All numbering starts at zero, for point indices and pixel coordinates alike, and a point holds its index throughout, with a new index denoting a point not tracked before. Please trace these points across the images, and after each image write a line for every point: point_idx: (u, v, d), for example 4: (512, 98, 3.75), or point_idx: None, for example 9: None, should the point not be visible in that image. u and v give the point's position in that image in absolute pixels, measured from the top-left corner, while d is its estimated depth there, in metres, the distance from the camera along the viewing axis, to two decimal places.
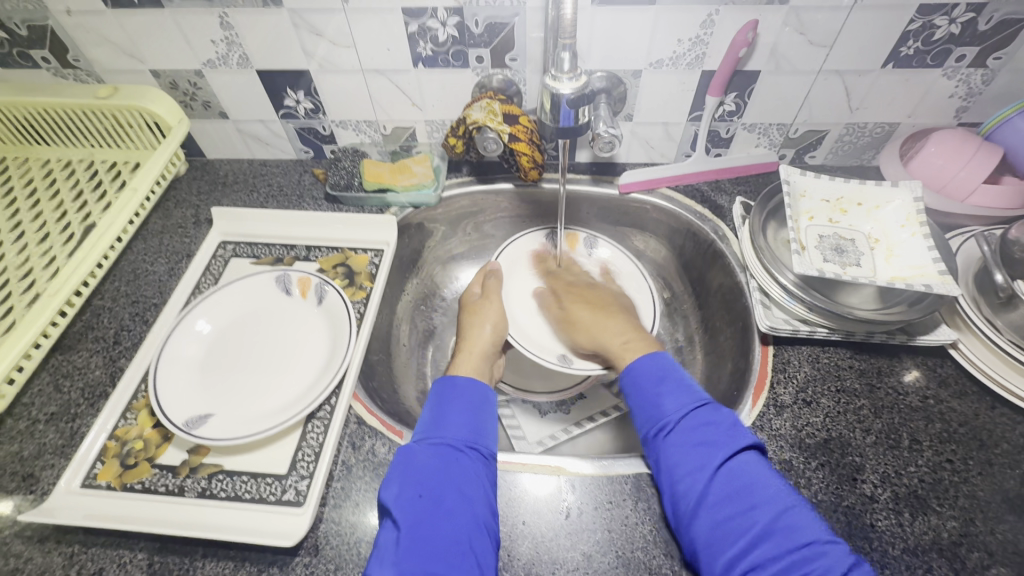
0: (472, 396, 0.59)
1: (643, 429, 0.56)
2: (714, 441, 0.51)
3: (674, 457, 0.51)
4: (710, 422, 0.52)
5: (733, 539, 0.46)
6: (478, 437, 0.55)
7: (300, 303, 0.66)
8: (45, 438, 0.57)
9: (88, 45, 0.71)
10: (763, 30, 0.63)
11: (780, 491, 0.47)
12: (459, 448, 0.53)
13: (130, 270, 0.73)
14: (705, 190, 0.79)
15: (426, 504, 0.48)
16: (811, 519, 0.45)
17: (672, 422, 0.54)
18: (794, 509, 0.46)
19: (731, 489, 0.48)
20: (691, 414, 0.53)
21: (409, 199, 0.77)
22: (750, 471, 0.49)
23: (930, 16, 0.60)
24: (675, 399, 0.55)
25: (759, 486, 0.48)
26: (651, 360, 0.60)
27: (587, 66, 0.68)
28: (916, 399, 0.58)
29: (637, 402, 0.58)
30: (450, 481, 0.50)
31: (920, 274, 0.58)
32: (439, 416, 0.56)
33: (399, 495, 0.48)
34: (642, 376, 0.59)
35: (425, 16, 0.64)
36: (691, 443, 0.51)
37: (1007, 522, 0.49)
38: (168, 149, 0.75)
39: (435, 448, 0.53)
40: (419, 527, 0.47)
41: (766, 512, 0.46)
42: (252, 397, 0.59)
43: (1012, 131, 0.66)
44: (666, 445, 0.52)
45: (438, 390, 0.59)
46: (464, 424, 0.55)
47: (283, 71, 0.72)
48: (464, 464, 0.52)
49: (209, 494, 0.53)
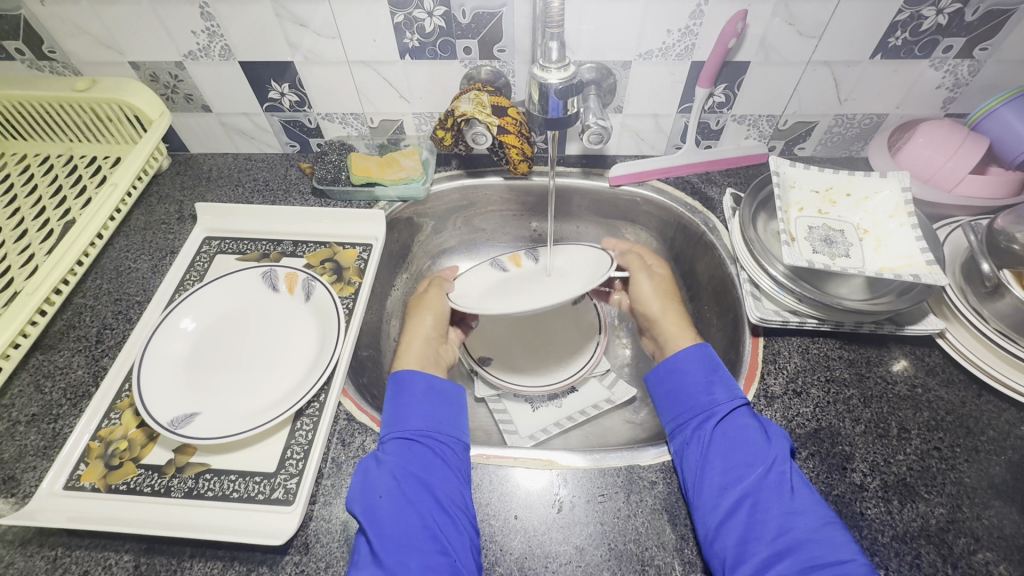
0: (427, 385, 0.58)
1: (683, 416, 0.56)
2: (760, 441, 0.51)
3: (717, 449, 0.51)
4: (758, 424, 0.52)
5: (768, 538, 0.46)
6: (432, 424, 0.55)
7: (288, 300, 0.65)
8: (27, 440, 0.56)
9: (64, 36, 0.69)
10: (752, 20, 0.63)
11: (819, 504, 0.47)
12: (410, 438, 0.53)
13: (113, 268, 0.72)
14: (695, 182, 0.79)
15: (392, 500, 0.48)
16: (847, 537, 0.45)
17: (722, 412, 0.53)
18: (833, 525, 0.46)
19: (774, 493, 0.48)
20: (741, 410, 0.54)
21: (397, 193, 0.76)
22: (793, 478, 0.49)
23: (917, 7, 0.60)
24: (727, 390, 0.55)
25: (802, 494, 0.48)
26: (700, 353, 0.59)
27: (576, 57, 0.68)
28: (904, 388, 0.58)
29: (678, 389, 0.58)
30: (410, 473, 0.50)
31: (909, 264, 0.58)
32: (393, 412, 0.56)
33: (363, 496, 0.49)
34: (691, 366, 0.58)
35: (412, 7, 0.62)
36: (738, 440, 0.51)
37: (993, 508, 0.50)
38: (148, 143, 0.73)
39: (388, 444, 0.53)
40: (391, 521, 0.47)
41: (807, 521, 0.46)
42: (241, 396, 0.58)
43: (994, 122, 0.67)
44: (712, 435, 0.52)
45: (389, 389, 0.58)
46: (419, 415, 0.55)
47: (267, 62, 0.70)
48: (418, 452, 0.52)
49: (197, 495, 0.52)
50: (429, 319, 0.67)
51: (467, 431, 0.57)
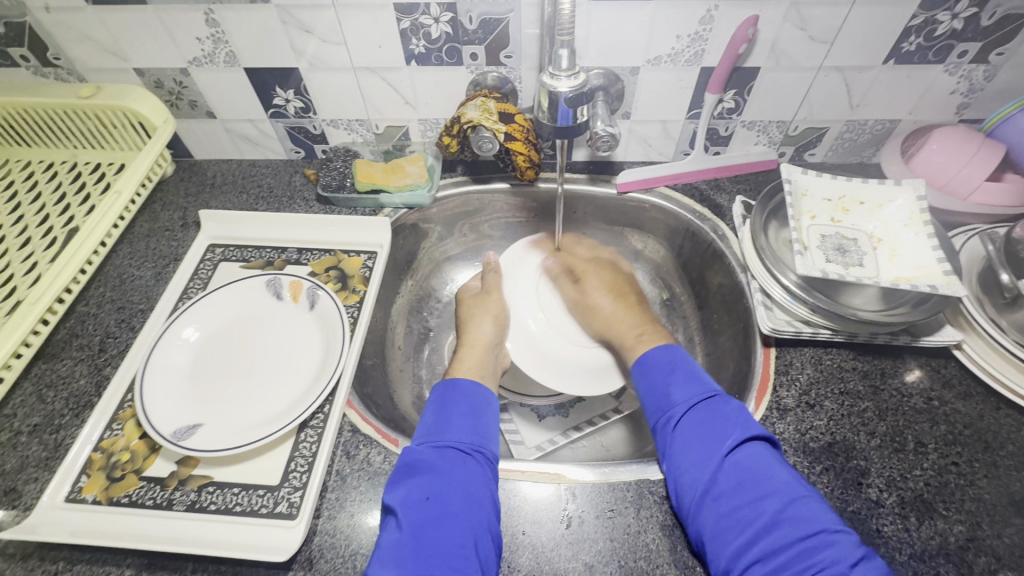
0: (474, 400, 0.57)
1: (650, 420, 0.56)
2: (720, 432, 0.50)
3: (680, 447, 0.51)
4: (718, 412, 0.52)
5: (739, 528, 0.45)
6: (484, 439, 0.54)
7: (292, 308, 0.65)
8: (28, 451, 0.55)
9: (69, 43, 0.69)
10: (763, 25, 0.62)
11: (788, 481, 0.46)
12: (465, 451, 0.52)
13: (116, 275, 0.71)
14: (704, 188, 0.78)
15: (432, 507, 0.47)
16: (822, 510, 0.45)
17: (679, 413, 0.54)
18: (803, 501, 0.45)
19: (738, 479, 0.47)
20: (700, 406, 0.53)
21: (403, 200, 0.76)
22: (754, 462, 0.48)
23: (932, 11, 0.59)
24: (685, 389, 0.55)
25: (767, 476, 0.47)
26: (666, 352, 0.60)
27: (585, 63, 0.67)
28: (920, 401, 0.57)
29: (647, 391, 0.58)
30: (453, 485, 0.49)
31: (924, 274, 0.57)
32: (443, 419, 0.55)
33: (403, 496, 0.48)
34: (655, 365, 0.59)
35: (418, 12, 0.62)
36: (698, 434, 0.51)
37: (1015, 525, 0.49)
38: (153, 150, 0.73)
39: (441, 451, 0.52)
40: (422, 528, 0.46)
41: (773, 502, 0.45)
42: (244, 407, 0.57)
43: (1013, 128, 0.65)
44: (673, 437, 0.53)
45: (436, 398, 0.58)
46: (464, 427, 0.54)
47: (272, 68, 0.70)
48: (471, 466, 0.51)
49: (199, 508, 0.51)
50: (487, 324, 0.68)
51: (497, 445, 0.54)
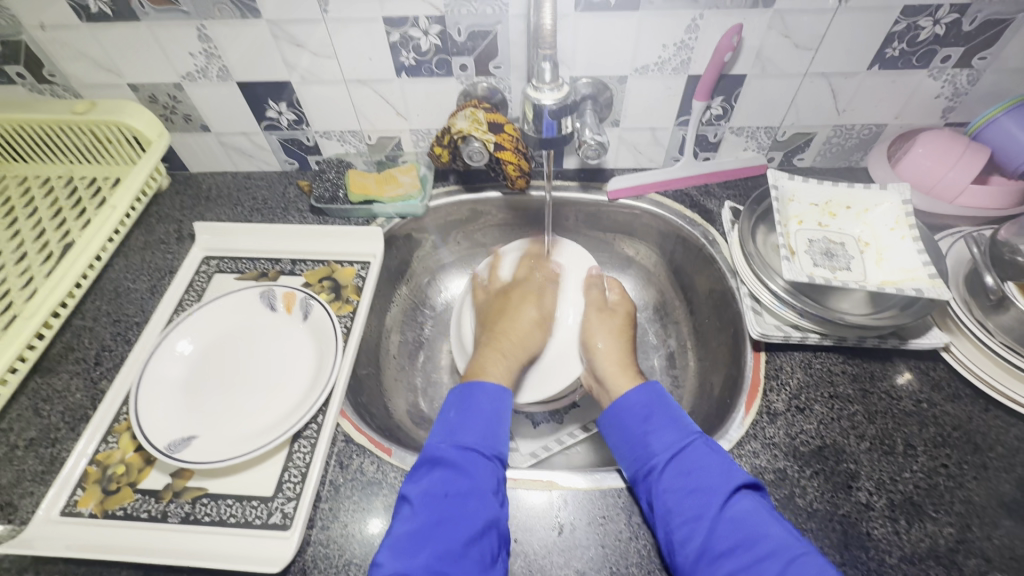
0: (496, 403, 0.57)
1: (627, 470, 0.53)
2: (706, 486, 0.48)
3: (667, 503, 0.48)
4: (705, 463, 0.50)
5: None
6: (499, 444, 0.54)
7: (285, 318, 0.65)
8: (25, 464, 0.56)
9: (63, 60, 0.70)
10: (748, 33, 0.63)
11: (786, 538, 0.44)
12: (485, 456, 0.52)
13: (111, 289, 0.72)
14: (694, 194, 0.78)
15: (448, 504, 0.48)
16: (823, 566, 0.42)
17: (660, 463, 0.51)
18: (803, 558, 0.43)
19: (732, 540, 0.45)
20: (681, 455, 0.51)
21: (396, 209, 0.76)
22: (746, 519, 0.46)
23: (914, 17, 0.60)
24: (664, 437, 0.52)
25: (764, 535, 0.44)
26: (642, 394, 0.57)
27: (572, 73, 0.68)
28: (910, 404, 0.57)
29: (622, 440, 0.55)
30: (473, 487, 0.49)
31: (911, 277, 0.58)
32: (458, 422, 0.55)
33: (423, 488, 0.49)
34: (635, 407, 0.56)
35: (407, 25, 0.63)
36: (686, 489, 0.48)
37: (1004, 527, 0.49)
38: (147, 165, 0.74)
39: (460, 453, 0.52)
40: (435, 522, 0.47)
41: (773, 564, 0.43)
42: (236, 418, 0.57)
43: (997, 131, 0.66)
44: (656, 490, 0.49)
45: (458, 395, 0.57)
46: (484, 430, 0.54)
47: (264, 82, 0.71)
48: (486, 470, 0.51)
49: (193, 520, 0.51)
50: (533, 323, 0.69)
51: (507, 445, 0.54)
